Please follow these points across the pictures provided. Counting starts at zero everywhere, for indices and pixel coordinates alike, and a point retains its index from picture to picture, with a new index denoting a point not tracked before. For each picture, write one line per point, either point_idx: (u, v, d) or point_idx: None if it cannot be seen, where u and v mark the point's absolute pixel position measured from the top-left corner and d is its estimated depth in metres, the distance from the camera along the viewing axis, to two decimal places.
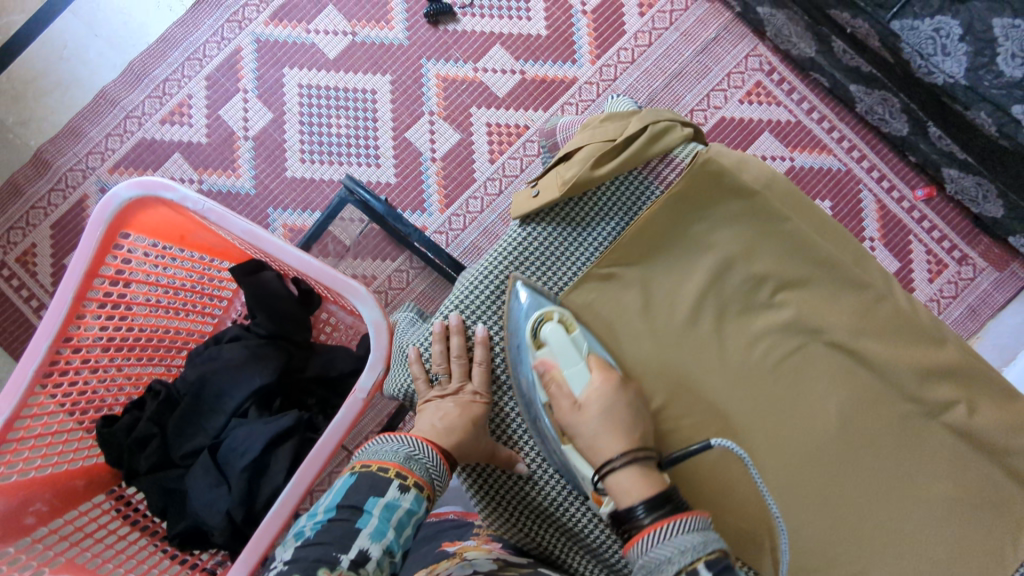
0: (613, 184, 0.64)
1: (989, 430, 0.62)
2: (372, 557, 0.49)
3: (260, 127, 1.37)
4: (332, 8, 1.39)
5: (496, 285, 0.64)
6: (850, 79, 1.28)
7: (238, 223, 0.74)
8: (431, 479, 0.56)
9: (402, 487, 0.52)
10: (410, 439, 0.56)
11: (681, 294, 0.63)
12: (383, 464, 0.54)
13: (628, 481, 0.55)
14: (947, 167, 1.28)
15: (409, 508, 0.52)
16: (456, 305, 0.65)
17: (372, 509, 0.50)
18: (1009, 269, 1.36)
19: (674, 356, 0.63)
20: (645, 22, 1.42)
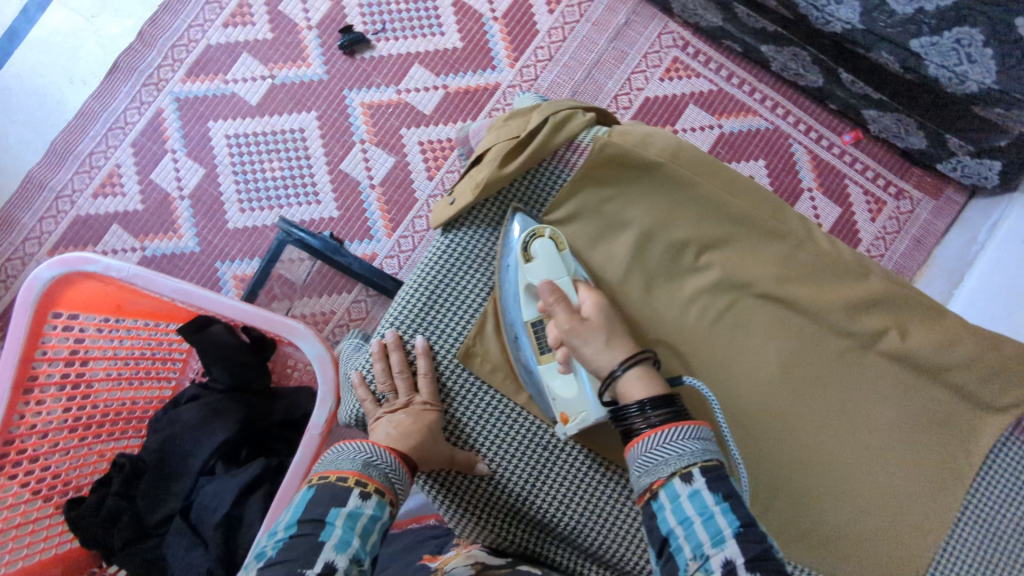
0: (524, 179, 0.65)
1: (924, 350, 0.64)
2: (339, 568, 0.47)
3: (194, 184, 1.37)
4: (247, 56, 1.40)
5: (428, 295, 0.64)
6: (760, 41, 1.31)
7: (166, 283, 0.75)
8: (391, 484, 0.55)
9: (363, 494, 0.52)
10: (367, 446, 0.56)
11: (608, 274, 0.65)
12: (341, 474, 0.53)
13: (632, 386, 0.56)
14: (866, 108, 1.32)
15: (372, 515, 0.52)
16: (390, 321, 0.65)
17: (335, 520, 0.49)
18: (944, 195, 1.41)
19: None
20: (556, 19, 1.44)
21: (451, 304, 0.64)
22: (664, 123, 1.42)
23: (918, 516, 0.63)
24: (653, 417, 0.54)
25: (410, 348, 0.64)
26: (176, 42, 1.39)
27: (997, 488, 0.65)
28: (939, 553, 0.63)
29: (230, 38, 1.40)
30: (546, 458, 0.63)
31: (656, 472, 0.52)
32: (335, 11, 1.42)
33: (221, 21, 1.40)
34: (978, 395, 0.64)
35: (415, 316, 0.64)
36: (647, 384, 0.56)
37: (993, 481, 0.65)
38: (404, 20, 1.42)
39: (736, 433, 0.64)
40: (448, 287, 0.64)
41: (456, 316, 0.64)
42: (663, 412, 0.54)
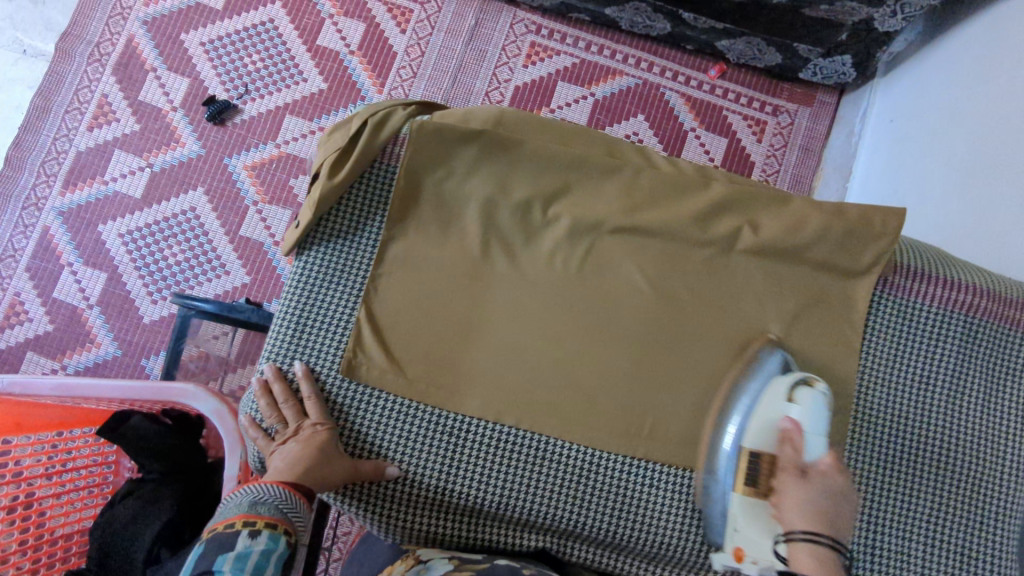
0: (359, 185, 0.66)
1: (777, 237, 0.67)
2: None
3: (100, 289, 1.35)
4: (120, 152, 1.40)
5: (295, 322, 0.65)
6: (602, 5, 1.37)
7: (44, 383, 0.78)
8: (284, 514, 0.56)
9: (250, 533, 0.52)
10: (255, 487, 0.57)
11: (465, 251, 0.66)
12: (228, 520, 0.54)
13: (804, 558, 0.55)
14: (718, 40, 1.38)
15: (264, 550, 0.52)
16: (269, 354, 0.65)
17: (222, 567, 0.50)
18: (816, 100, 1.46)
19: (484, 303, 0.66)
20: (409, 37, 1.48)
21: (321, 322, 0.65)
22: (539, 106, 1.45)
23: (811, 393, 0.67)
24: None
25: (292, 378, 0.64)
26: (46, 158, 1.39)
27: (886, 345, 0.68)
28: (852, 423, 0.67)
29: (98, 139, 1.40)
30: (451, 443, 0.64)
31: None
32: (195, 86, 1.43)
33: (85, 126, 1.40)
34: (841, 264, 0.67)
35: (290, 343, 0.64)
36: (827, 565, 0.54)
37: (881, 339, 0.68)
38: (265, 77, 1.44)
39: (627, 363, 0.67)
40: (314, 308, 0.65)
41: (328, 332, 0.64)
42: None
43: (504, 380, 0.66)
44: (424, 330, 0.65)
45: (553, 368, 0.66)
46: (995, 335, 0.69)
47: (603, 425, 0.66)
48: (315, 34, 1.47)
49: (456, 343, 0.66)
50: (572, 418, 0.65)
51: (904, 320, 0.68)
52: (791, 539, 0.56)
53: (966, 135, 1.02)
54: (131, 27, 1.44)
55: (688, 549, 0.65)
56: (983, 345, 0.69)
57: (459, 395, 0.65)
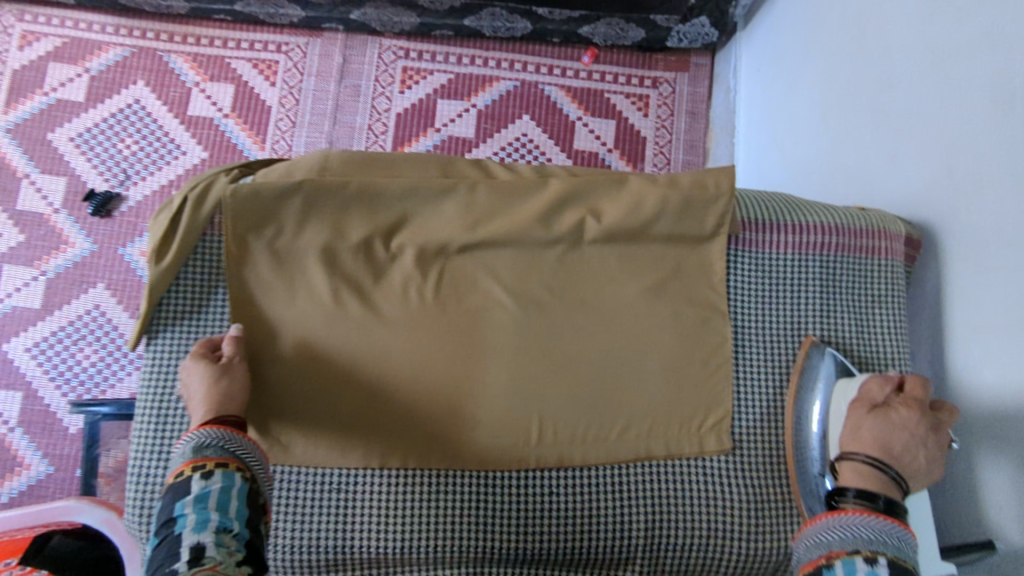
0: (192, 263, 0.65)
1: (619, 221, 0.67)
2: (208, 544, 0.48)
3: (18, 410, 1.31)
4: (9, 266, 1.36)
5: (160, 416, 0.64)
6: (458, 17, 1.38)
7: None
8: (235, 453, 0.54)
9: (204, 475, 0.52)
10: (194, 433, 0.55)
11: (312, 304, 0.65)
12: (178, 471, 0.53)
13: (853, 474, 0.57)
14: (580, 27, 1.38)
15: (222, 486, 0.52)
16: (140, 450, 0.64)
17: (183, 509, 0.50)
18: (691, 64, 1.48)
19: (347, 350, 0.64)
20: (280, 88, 1.46)
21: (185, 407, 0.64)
22: (424, 128, 1.45)
23: (690, 365, 0.67)
24: (846, 501, 0.54)
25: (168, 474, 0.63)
26: None
27: (750, 297, 0.69)
28: (734, 382, 0.67)
29: None
30: (337, 498, 0.63)
31: (829, 546, 0.52)
32: (73, 184, 1.40)
33: None
34: (689, 232, 0.67)
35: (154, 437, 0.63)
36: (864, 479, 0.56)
37: (745, 293, 0.69)
38: (143, 158, 1.42)
39: (504, 377, 0.65)
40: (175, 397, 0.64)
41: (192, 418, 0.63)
42: (861, 501, 0.54)
43: (379, 425, 0.64)
44: (288, 392, 0.64)
45: (429, 398, 0.64)
46: (854, 268, 0.70)
47: (491, 445, 0.64)
48: (185, 105, 1.45)
49: (326, 395, 0.64)
50: (457, 447, 0.64)
51: (764, 270, 0.69)
52: (847, 459, 0.58)
53: (818, 70, 1.05)
54: None
55: (602, 547, 0.64)
56: (845, 278, 0.70)
57: (339, 449, 0.63)
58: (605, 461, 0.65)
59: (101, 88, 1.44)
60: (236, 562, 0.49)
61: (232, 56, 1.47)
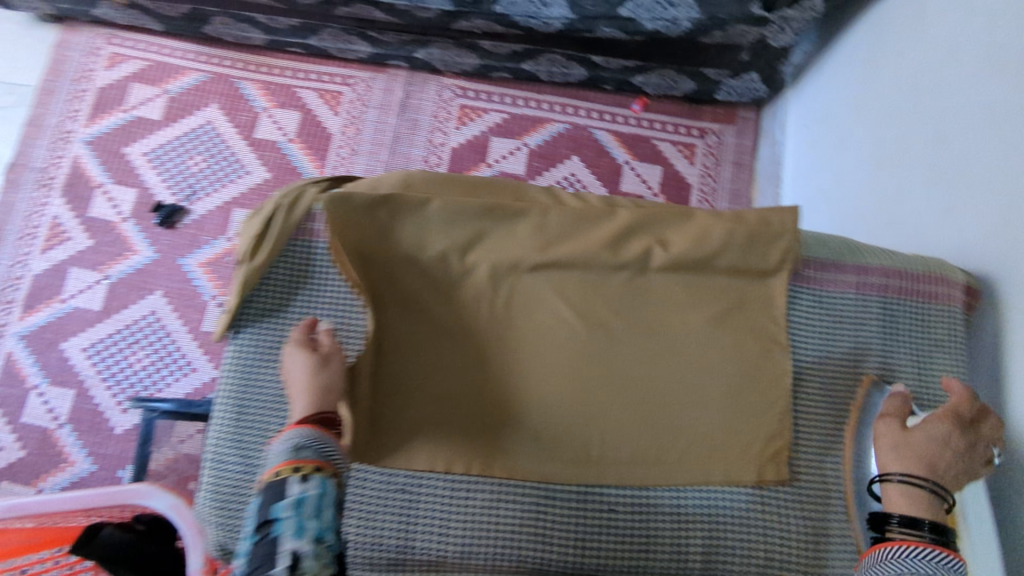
0: (282, 263, 0.70)
1: (685, 252, 0.70)
2: (305, 554, 0.52)
3: (69, 407, 1.36)
4: (75, 269, 1.43)
5: (241, 403, 0.68)
6: (518, 61, 1.44)
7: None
8: (327, 457, 0.59)
9: (302, 479, 0.55)
10: (293, 432, 0.59)
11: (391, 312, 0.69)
12: (275, 470, 0.56)
13: (897, 495, 0.62)
14: (634, 76, 1.44)
15: (317, 492, 0.55)
16: (220, 434, 0.68)
17: (282, 513, 0.53)
18: (738, 118, 1.53)
19: (427, 355, 0.69)
20: (344, 118, 1.54)
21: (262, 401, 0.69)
22: (477, 163, 1.51)
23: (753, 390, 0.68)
24: (893, 530, 0.60)
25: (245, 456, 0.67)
26: (3, 287, 1.41)
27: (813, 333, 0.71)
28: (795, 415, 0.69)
29: (53, 260, 1.43)
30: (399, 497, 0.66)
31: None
32: (142, 195, 1.47)
33: (38, 250, 1.44)
34: (753, 267, 0.70)
35: (231, 426, 0.67)
36: (910, 504, 0.61)
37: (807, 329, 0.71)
38: (209, 175, 1.49)
39: (569, 391, 0.68)
40: (255, 386, 0.68)
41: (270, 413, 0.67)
42: (905, 527, 0.60)
43: (452, 429, 0.67)
44: (371, 391, 0.68)
45: (498, 407, 0.68)
46: (913, 312, 0.72)
47: (553, 459, 0.67)
48: (252, 128, 1.53)
49: (405, 397, 0.68)
50: (518, 457, 0.67)
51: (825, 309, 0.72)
52: (887, 481, 0.63)
53: (869, 127, 1.09)
54: (74, 149, 1.50)
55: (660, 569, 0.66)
56: (902, 323, 0.72)
57: (415, 449, 0.67)
58: (664, 483, 0.66)
59: (176, 109, 1.53)
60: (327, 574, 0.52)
61: (301, 86, 1.56)
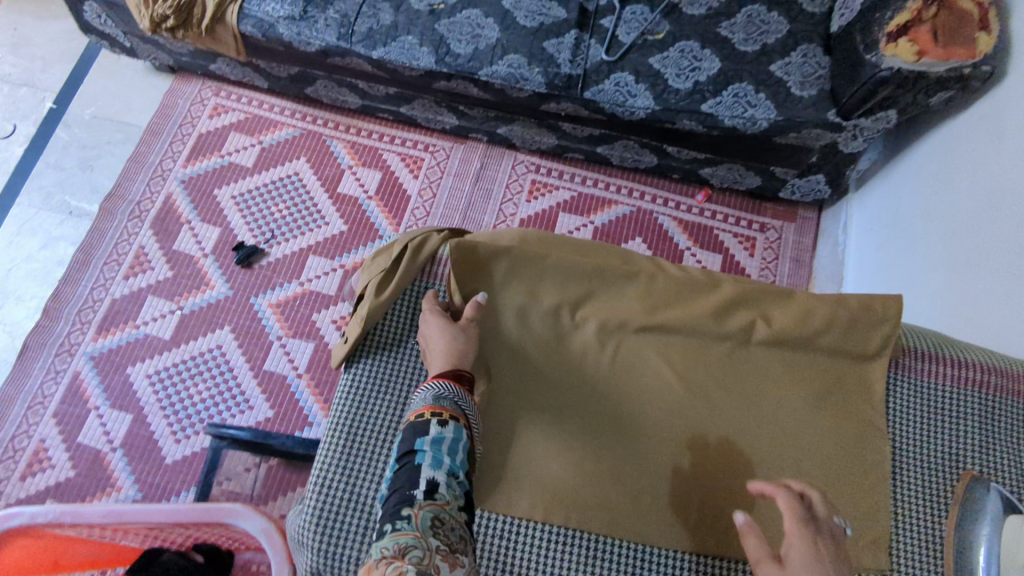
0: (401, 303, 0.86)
1: (786, 326, 0.81)
2: (441, 482, 0.64)
3: (124, 431, 1.37)
4: (153, 297, 1.49)
5: (354, 419, 0.80)
6: (594, 144, 1.52)
7: (95, 511, 0.87)
8: (461, 409, 0.71)
9: (440, 422, 0.68)
10: (433, 386, 0.73)
11: (517, 362, 0.81)
12: (419, 413, 0.70)
13: None
14: (702, 168, 1.51)
15: (453, 437, 0.68)
16: (331, 446, 0.79)
17: (423, 446, 0.66)
18: (799, 217, 1.59)
19: (541, 397, 0.80)
20: (422, 181, 1.63)
21: (369, 421, 0.81)
22: None
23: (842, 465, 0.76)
24: None
25: (352, 467, 0.78)
26: (82, 307, 1.47)
27: (904, 422, 0.78)
28: (894, 498, 0.75)
29: (133, 287, 1.49)
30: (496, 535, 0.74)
31: None
32: (225, 235, 1.55)
33: (121, 276, 1.50)
34: (852, 348, 0.80)
35: (343, 440, 0.79)
36: None
37: (897, 418, 0.78)
38: (290, 222, 1.57)
39: (666, 442, 0.78)
40: (369, 405, 0.81)
41: (373, 431, 0.79)
42: None
43: (564, 472, 0.76)
44: (491, 420, 0.79)
45: (602, 451, 0.77)
46: (1010, 408, 0.78)
47: (652, 510, 0.75)
48: (335, 183, 1.62)
49: (520, 434, 0.78)
50: (616, 515, 0.74)
51: (915, 401, 0.79)
52: None
53: (938, 233, 1.14)
54: (169, 186, 1.59)
55: None
56: (994, 421, 0.77)
57: (531, 486, 0.75)
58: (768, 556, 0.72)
59: (268, 158, 1.63)
60: (457, 504, 0.64)
61: (385, 149, 1.66)
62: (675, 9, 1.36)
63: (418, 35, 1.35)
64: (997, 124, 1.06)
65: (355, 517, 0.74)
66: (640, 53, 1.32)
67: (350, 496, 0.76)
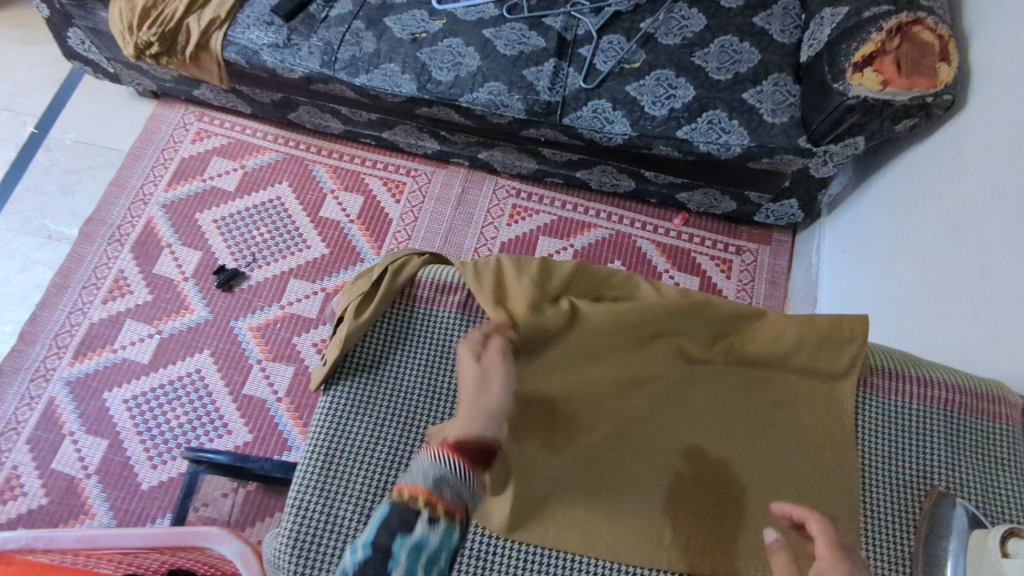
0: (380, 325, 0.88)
1: (761, 345, 0.83)
2: None
3: (99, 457, 1.35)
4: (131, 321, 1.48)
5: (333, 442, 0.81)
6: (573, 169, 1.55)
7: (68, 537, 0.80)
8: (461, 502, 0.63)
9: (429, 525, 0.61)
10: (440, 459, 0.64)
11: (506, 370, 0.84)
12: (413, 493, 0.62)
13: None
14: (678, 193, 1.54)
15: (437, 543, 0.61)
16: (311, 470, 0.79)
17: (400, 552, 0.60)
18: (774, 240, 1.62)
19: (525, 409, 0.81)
20: (404, 205, 1.64)
21: (347, 444, 0.81)
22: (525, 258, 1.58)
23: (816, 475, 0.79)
24: None
25: (332, 491, 0.78)
26: (59, 332, 1.45)
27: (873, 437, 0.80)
28: (862, 511, 0.76)
29: (112, 310, 1.48)
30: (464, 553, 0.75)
31: None
32: (206, 258, 1.55)
33: (100, 299, 1.49)
34: (823, 366, 0.82)
35: (321, 464, 0.79)
36: None
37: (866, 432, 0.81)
38: (272, 246, 1.57)
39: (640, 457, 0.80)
40: (348, 428, 0.82)
41: (352, 454, 0.80)
42: None
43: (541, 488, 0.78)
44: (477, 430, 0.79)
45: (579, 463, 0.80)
46: (978, 427, 0.80)
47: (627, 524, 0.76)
48: (317, 207, 1.63)
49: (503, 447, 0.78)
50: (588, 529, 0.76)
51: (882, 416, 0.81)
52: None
53: (906, 254, 1.17)
54: (150, 210, 1.60)
55: None
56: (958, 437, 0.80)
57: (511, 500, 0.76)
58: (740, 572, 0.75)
59: (250, 183, 1.64)
60: None
61: (368, 173, 1.68)
62: (650, 39, 1.41)
63: (400, 62, 1.38)
64: (959, 150, 1.10)
65: (333, 541, 0.75)
66: (616, 81, 1.36)
67: (327, 521, 0.76)
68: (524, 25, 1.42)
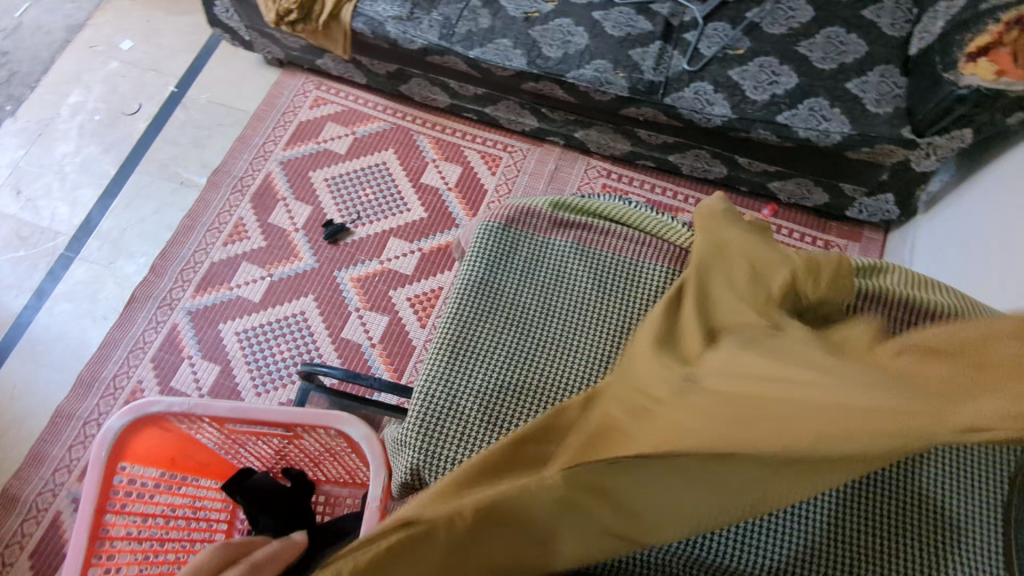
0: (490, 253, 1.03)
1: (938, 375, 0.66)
2: None
3: (212, 380, 1.49)
4: (246, 263, 1.62)
5: (453, 344, 0.94)
6: (666, 152, 1.59)
7: (222, 405, 0.87)
8: None
9: None
10: None
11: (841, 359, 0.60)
12: None
13: None
14: (770, 182, 1.56)
15: None
16: (434, 365, 0.93)
17: None
18: (864, 237, 1.62)
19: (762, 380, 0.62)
20: (499, 177, 1.73)
21: (467, 344, 0.94)
22: None
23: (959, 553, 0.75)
24: None
25: (452, 380, 0.91)
26: (184, 267, 1.61)
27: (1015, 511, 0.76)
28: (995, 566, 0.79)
29: (230, 252, 1.63)
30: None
31: None
32: (316, 213, 1.68)
33: (221, 242, 1.64)
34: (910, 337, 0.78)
35: (445, 358, 0.93)
36: None
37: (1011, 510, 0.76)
38: (376, 206, 1.69)
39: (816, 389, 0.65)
40: (468, 332, 0.95)
41: (472, 352, 0.93)
42: None
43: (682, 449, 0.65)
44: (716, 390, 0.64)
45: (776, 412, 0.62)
46: None
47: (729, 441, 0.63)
48: (419, 174, 1.73)
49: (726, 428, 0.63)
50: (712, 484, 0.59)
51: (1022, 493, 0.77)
52: None
53: (1012, 247, 1.16)
54: (270, 166, 1.74)
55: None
56: None
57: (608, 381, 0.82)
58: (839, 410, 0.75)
59: (359, 148, 1.77)
60: None
61: (467, 146, 1.77)
62: (755, 28, 1.44)
63: (512, 38, 1.46)
64: None
65: (451, 424, 0.87)
66: (720, 65, 1.41)
67: (448, 408, 0.89)
68: (632, 10, 1.49)
